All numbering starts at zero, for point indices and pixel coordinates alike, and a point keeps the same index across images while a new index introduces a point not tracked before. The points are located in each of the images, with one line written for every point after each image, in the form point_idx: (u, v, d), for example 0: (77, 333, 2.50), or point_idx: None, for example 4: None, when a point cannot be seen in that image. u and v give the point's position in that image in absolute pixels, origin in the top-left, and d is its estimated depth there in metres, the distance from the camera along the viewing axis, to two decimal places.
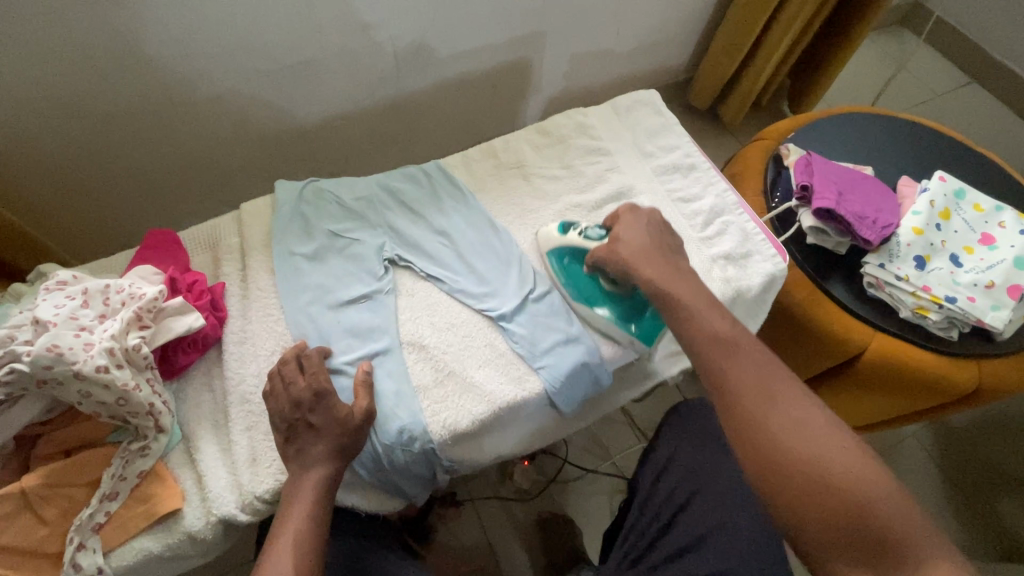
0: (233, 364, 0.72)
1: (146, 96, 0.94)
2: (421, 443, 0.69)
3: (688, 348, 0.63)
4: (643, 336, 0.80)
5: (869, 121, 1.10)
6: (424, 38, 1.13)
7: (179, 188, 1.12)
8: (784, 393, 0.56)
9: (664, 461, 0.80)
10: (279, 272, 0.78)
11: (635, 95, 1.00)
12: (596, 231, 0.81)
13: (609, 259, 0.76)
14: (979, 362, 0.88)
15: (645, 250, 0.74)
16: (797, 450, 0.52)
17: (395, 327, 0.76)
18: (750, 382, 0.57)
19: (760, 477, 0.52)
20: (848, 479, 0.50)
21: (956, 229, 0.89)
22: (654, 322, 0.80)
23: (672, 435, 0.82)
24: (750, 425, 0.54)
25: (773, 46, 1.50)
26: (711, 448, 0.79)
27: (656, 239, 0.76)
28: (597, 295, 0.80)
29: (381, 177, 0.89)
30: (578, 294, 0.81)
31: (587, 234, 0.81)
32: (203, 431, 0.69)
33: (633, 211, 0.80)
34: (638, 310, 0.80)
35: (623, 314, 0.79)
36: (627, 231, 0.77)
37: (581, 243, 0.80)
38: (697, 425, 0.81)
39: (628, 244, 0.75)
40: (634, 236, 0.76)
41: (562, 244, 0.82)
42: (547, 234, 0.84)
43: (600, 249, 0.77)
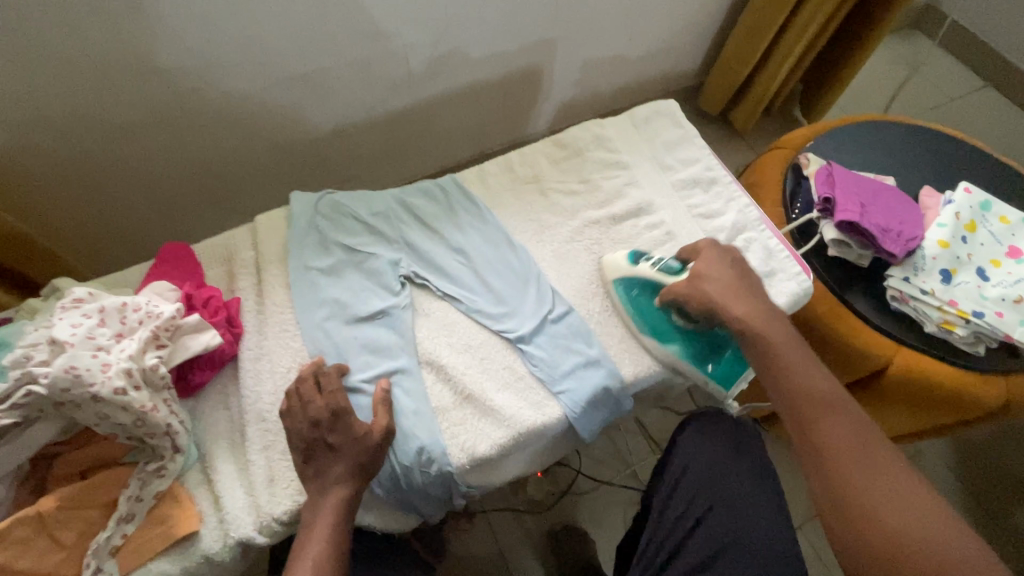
0: (250, 382, 0.71)
1: (161, 107, 0.94)
2: (439, 465, 0.67)
3: (779, 396, 0.65)
4: (719, 375, 0.80)
5: (889, 130, 1.09)
6: (437, 46, 1.12)
7: (191, 197, 1.12)
8: (879, 460, 0.57)
9: (675, 476, 0.76)
10: (295, 289, 0.78)
11: (653, 106, 0.99)
12: (671, 264, 0.79)
13: (690, 297, 0.74)
14: (1006, 377, 0.86)
15: (731, 286, 0.73)
16: (894, 526, 0.53)
17: (412, 347, 0.75)
18: (849, 446, 0.58)
19: (849, 548, 0.54)
20: (956, 563, 0.49)
21: (982, 242, 0.87)
22: (734, 363, 0.80)
23: (687, 443, 0.78)
24: (847, 491, 0.56)
25: (786, 52, 1.49)
26: (726, 463, 0.76)
27: (739, 275, 0.74)
28: (670, 331, 0.78)
29: (397, 190, 0.88)
30: (648, 328, 0.79)
31: (663, 268, 0.79)
32: (219, 450, 0.68)
33: (716, 246, 0.77)
34: (716, 350, 0.80)
35: (699, 354, 0.79)
36: (711, 267, 0.75)
37: (657, 277, 0.78)
38: (708, 439, 0.78)
39: (712, 281, 0.73)
40: (715, 275, 0.74)
41: (631, 277, 0.79)
42: (614, 261, 0.81)
43: (681, 285, 0.75)
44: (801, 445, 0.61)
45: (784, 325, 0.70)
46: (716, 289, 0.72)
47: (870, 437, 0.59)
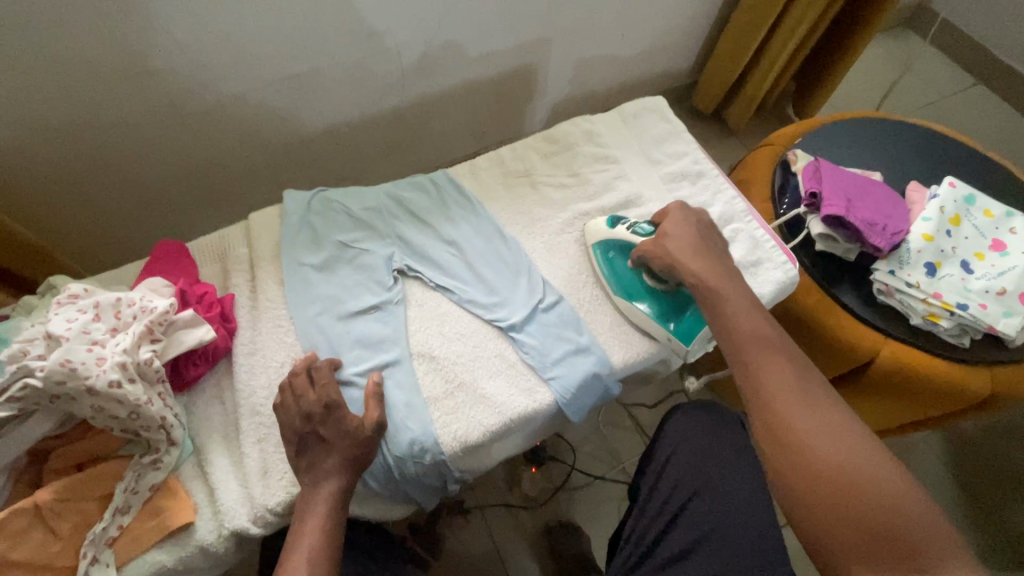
0: (243, 376, 0.72)
1: (156, 107, 0.95)
2: (431, 454, 0.69)
3: (725, 343, 0.67)
4: (681, 333, 0.79)
5: (877, 125, 1.10)
6: (430, 45, 1.13)
7: (187, 197, 1.13)
8: (812, 392, 0.60)
9: (662, 463, 0.78)
10: (288, 283, 0.79)
11: (643, 103, 1.00)
12: (644, 227, 0.82)
13: (655, 254, 0.77)
14: (990, 368, 0.87)
15: (693, 248, 0.75)
16: (822, 449, 0.55)
17: (404, 338, 0.76)
18: (786, 381, 0.61)
19: (778, 469, 0.57)
20: (876, 485, 0.52)
21: (967, 235, 0.88)
22: (696, 322, 0.79)
23: (673, 431, 0.80)
24: (780, 421, 0.58)
25: (777, 50, 1.50)
26: (712, 448, 0.77)
27: (703, 240, 0.77)
28: (638, 289, 0.80)
29: (389, 185, 0.89)
30: (619, 287, 0.81)
31: (635, 229, 0.82)
32: (214, 443, 0.69)
33: (683, 210, 0.81)
34: (680, 309, 0.79)
35: (663, 310, 0.79)
36: (676, 229, 0.78)
37: (629, 238, 0.81)
38: (695, 426, 0.79)
39: (676, 241, 0.77)
40: (683, 236, 0.77)
41: (609, 240, 0.83)
42: (594, 225, 0.85)
43: (647, 243, 0.79)
44: (740, 379, 0.64)
45: (744, 287, 0.72)
46: (685, 261, 0.74)
47: (807, 375, 0.61)
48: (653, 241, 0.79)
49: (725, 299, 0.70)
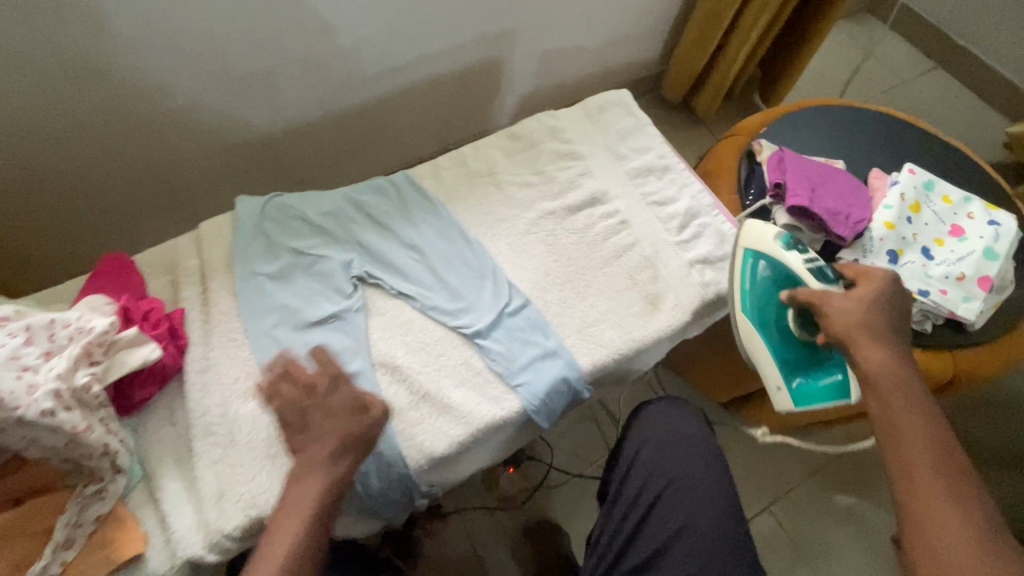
0: (196, 396, 0.68)
1: (94, 112, 0.89)
2: (396, 469, 0.66)
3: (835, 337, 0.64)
4: (799, 390, 0.77)
5: (839, 113, 1.10)
6: (390, 40, 1.09)
7: (137, 205, 1.08)
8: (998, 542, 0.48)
9: (629, 460, 0.78)
10: (242, 295, 0.75)
11: (607, 96, 0.98)
12: (825, 270, 0.76)
13: (832, 314, 0.65)
14: (952, 352, 0.88)
15: (877, 322, 0.63)
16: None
17: (366, 348, 0.73)
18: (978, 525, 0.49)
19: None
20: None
21: (927, 221, 0.89)
22: (821, 390, 0.75)
23: (637, 427, 0.80)
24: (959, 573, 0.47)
25: (742, 38, 1.50)
26: (680, 442, 0.77)
27: (888, 312, 0.64)
28: (781, 325, 0.78)
29: (347, 188, 0.86)
30: (756, 310, 0.79)
31: (814, 268, 0.76)
32: (165, 467, 0.65)
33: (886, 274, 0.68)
34: (810, 366, 0.77)
35: (787, 359, 0.77)
36: (874, 299, 0.65)
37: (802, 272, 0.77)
38: (662, 421, 0.79)
39: (852, 305, 0.64)
40: (874, 312, 0.63)
41: (773, 259, 0.79)
42: (759, 228, 0.82)
43: (820, 295, 0.68)
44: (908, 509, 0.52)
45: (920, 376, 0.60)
46: (862, 332, 0.62)
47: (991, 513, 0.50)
48: (828, 295, 0.67)
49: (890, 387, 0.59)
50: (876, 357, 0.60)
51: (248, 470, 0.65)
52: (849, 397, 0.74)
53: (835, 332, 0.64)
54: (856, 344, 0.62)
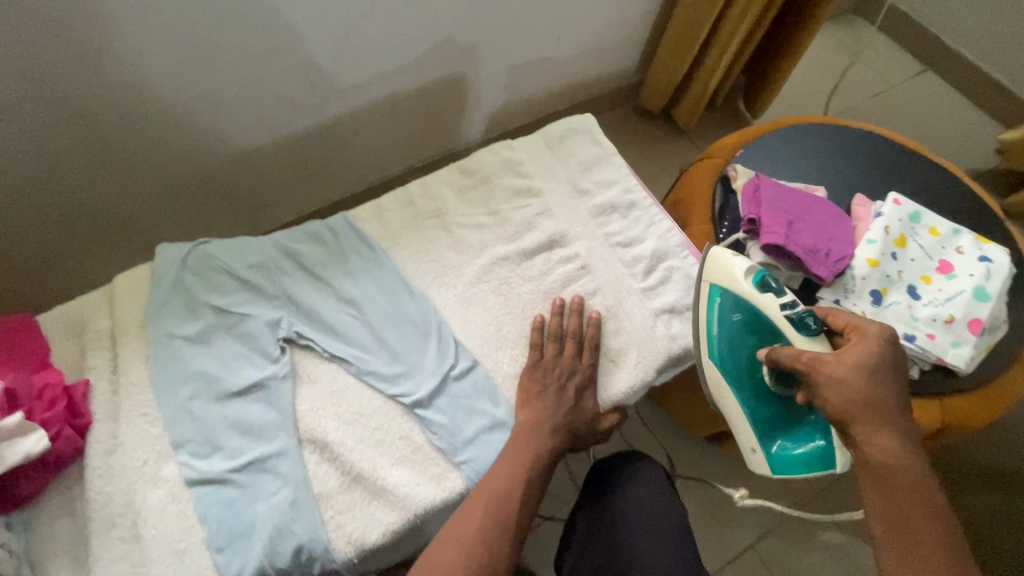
0: (97, 484, 0.61)
1: (3, 147, 0.82)
2: (321, 563, 0.60)
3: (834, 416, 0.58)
4: (778, 455, 0.72)
5: (819, 135, 1.03)
6: (339, 60, 1.01)
7: (65, 244, 0.99)
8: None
9: (582, 540, 0.72)
10: (155, 362, 0.68)
11: (567, 123, 0.91)
12: (806, 321, 0.67)
13: (828, 387, 0.59)
14: (942, 401, 0.82)
15: (881, 397, 0.57)
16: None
17: (292, 423, 0.66)
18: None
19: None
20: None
21: (913, 258, 0.82)
22: (801, 459, 0.70)
23: (588, 504, 0.74)
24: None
25: (721, 48, 1.43)
26: (631, 511, 0.71)
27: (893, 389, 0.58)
28: (756, 379, 0.74)
29: (280, 235, 0.78)
30: (727, 360, 0.75)
31: (792, 317, 0.69)
32: (58, 570, 0.58)
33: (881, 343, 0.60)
34: (789, 425, 0.72)
35: (764, 418, 0.74)
36: (877, 367, 0.58)
37: (776, 319, 0.70)
38: (610, 491, 0.74)
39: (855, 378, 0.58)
40: (874, 383, 0.57)
41: (747, 302, 0.73)
42: (725, 261, 0.76)
43: (804, 361, 0.61)
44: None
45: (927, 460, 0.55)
46: (863, 409, 0.56)
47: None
48: (821, 361, 0.60)
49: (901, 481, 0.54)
50: (882, 444, 0.55)
51: (153, 570, 0.58)
52: (833, 467, 0.67)
53: (833, 410, 0.58)
54: (854, 425, 0.57)
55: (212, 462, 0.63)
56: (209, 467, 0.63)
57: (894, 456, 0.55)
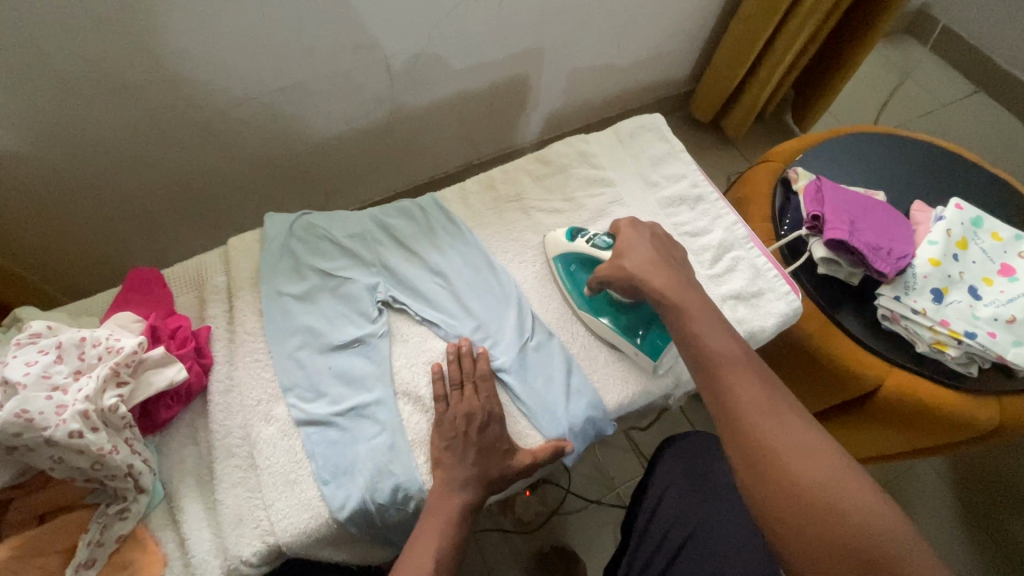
0: (219, 417, 0.68)
1: (132, 123, 0.91)
2: (416, 501, 0.66)
3: (626, 284, 0.72)
4: (649, 349, 0.76)
5: (877, 143, 1.07)
6: (419, 57, 1.09)
7: (165, 215, 1.09)
8: (776, 405, 0.56)
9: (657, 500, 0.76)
10: (267, 315, 0.75)
11: (639, 120, 0.97)
12: (604, 239, 0.78)
13: (615, 270, 0.74)
14: (999, 400, 0.84)
15: (653, 262, 0.72)
16: (800, 471, 0.51)
17: (389, 377, 0.72)
18: (759, 397, 0.56)
19: (753, 499, 0.52)
20: (857, 507, 0.48)
21: (974, 259, 0.86)
22: (661, 337, 0.76)
23: (666, 469, 0.77)
24: (747, 437, 0.54)
25: (775, 61, 1.47)
26: (704, 470, 0.76)
27: (661, 252, 0.74)
28: (604, 306, 0.79)
29: (375, 210, 0.86)
30: (583, 302, 0.80)
31: (595, 242, 0.79)
32: (186, 489, 0.65)
33: (637, 225, 0.78)
34: (644, 323, 0.77)
35: (625, 326, 0.77)
36: (635, 240, 0.75)
37: (589, 252, 0.79)
38: (683, 461, 0.77)
39: (635, 259, 0.73)
40: (638, 247, 0.74)
41: (570, 251, 0.81)
42: (551, 236, 0.83)
43: (603, 267, 0.75)
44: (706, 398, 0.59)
45: (702, 293, 0.69)
46: (641, 265, 0.72)
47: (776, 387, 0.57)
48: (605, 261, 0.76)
49: (683, 309, 0.66)
50: (658, 282, 0.69)
51: (267, 495, 0.65)
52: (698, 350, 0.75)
53: (622, 282, 0.73)
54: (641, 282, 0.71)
55: (318, 406, 0.70)
56: (316, 410, 0.69)
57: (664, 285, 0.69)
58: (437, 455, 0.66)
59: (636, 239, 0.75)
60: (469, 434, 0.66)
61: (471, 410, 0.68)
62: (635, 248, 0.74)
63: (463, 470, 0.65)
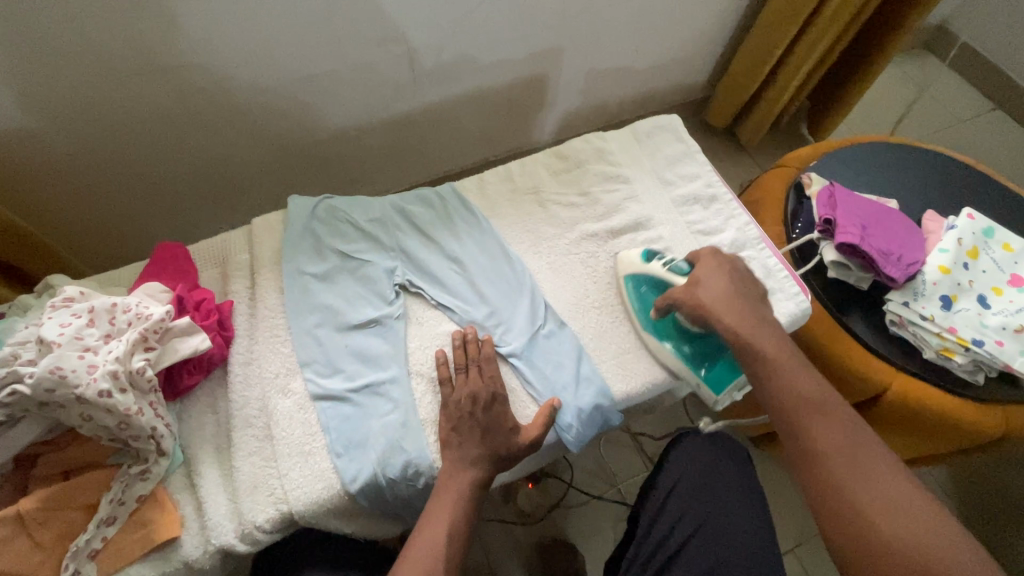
0: (238, 387, 0.71)
1: (163, 104, 0.94)
2: (425, 478, 0.68)
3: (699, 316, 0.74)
4: (712, 380, 0.78)
5: (892, 152, 1.08)
6: (443, 52, 1.12)
7: (188, 195, 1.12)
8: (862, 461, 0.59)
9: (665, 493, 0.76)
10: (288, 292, 0.77)
11: (657, 120, 0.98)
12: (681, 265, 0.80)
13: (687, 302, 0.75)
14: (1003, 408, 0.85)
15: (728, 297, 0.73)
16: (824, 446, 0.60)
17: (403, 357, 0.74)
18: (844, 452, 0.59)
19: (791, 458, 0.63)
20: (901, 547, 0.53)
21: (984, 269, 0.86)
22: (729, 370, 0.78)
23: (677, 463, 0.78)
24: (832, 491, 0.57)
25: (793, 70, 1.48)
26: (713, 469, 0.76)
27: (736, 288, 0.75)
28: (669, 330, 0.79)
29: (395, 197, 0.88)
30: (648, 323, 0.80)
31: (671, 267, 0.80)
32: (204, 455, 0.67)
33: (717, 255, 0.79)
34: (711, 355, 0.78)
35: (694, 356, 0.78)
36: (711, 275, 0.76)
37: (664, 276, 0.79)
38: (695, 461, 0.77)
39: (709, 289, 0.74)
40: (715, 281, 0.75)
41: (641, 274, 0.82)
42: (629, 256, 0.83)
43: (678, 290, 0.76)
44: (791, 447, 0.63)
45: (782, 336, 0.71)
46: (713, 300, 0.73)
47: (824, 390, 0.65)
48: (679, 289, 0.76)
49: (758, 354, 0.69)
50: (731, 322, 0.71)
51: (282, 465, 0.66)
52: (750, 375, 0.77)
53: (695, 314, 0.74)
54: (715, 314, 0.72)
55: (334, 381, 0.72)
56: (332, 385, 0.71)
57: (731, 304, 0.73)
58: (447, 435, 0.68)
59: (713, 267, 0.77)
60: (481, 414, 0.68)
61: (479, 391, 0.69)
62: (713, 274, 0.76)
63: (474, 448, 0.66)
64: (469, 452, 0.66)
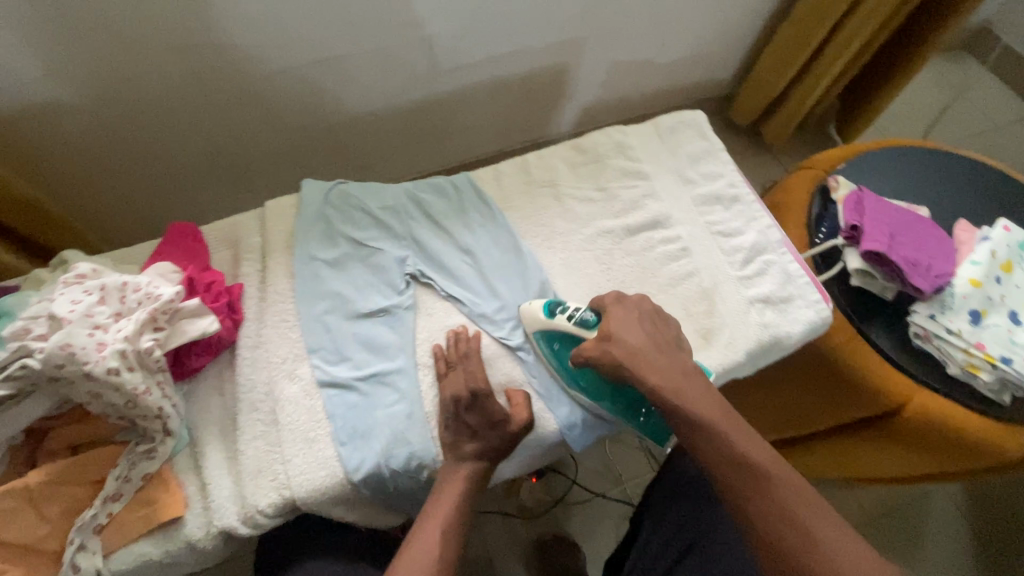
0: (245, 370, 0.70)
1: (179, 83, 0.93)
2: (428, 471, 0.67)
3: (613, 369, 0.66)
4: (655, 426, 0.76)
5: (925, 157, 1.03)
6: (462, 38, 1.09)
7: (204, 175, 1.12)
8: (832, 541, 0.52)
9: (674, 487, 0.75)
10: (298, 277, 0.77)
11: (680, 116, 0.95)
12: (588, 316, 0.72)
13: (602, 360, 0.67)
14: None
15: (643, 349, 0.66)
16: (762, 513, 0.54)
17: (411, 347, 0.73)
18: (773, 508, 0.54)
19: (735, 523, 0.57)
20: None
21: (1017, 284, 0.83)
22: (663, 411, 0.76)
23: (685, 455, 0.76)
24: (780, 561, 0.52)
25: (825, 68, 1.43)
26: None
27: (651, 334, 0.68)
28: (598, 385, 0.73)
29: (410, 184, 0.87)
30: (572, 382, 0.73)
31: (579, 321, 0.71)
32: (211, 437, 0.68)
33: (622, 300, 0.72)
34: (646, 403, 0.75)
35: (629, 409, 0.74)
36: (621, 326, 0.68)
37: (574, 330, 0.72)
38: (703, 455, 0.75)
39: (622, 343, 0.66)
40: (629, 333, 0.67)
41: (546, 329, 0.73)
42: (529, 316, 0.74)
43: (591, 348, 0.67)
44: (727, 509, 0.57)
45: (703, 383, 0.64)
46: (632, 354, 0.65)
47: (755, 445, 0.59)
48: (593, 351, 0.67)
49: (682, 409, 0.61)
50: (651, 378, 0.63)
51: (286, 450, 0.66)
52: None
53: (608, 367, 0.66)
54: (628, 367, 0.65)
55: (341, 369, 0.71)
56: (339, 373, 0.71)
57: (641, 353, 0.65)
58: (452, 430, 0.67)
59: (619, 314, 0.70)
60: (487, 410, 0.67)
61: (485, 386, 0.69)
62: (625, 323, 0.68)
63: (478, 444, 0.66)
64: (474, 447, 0.66)
